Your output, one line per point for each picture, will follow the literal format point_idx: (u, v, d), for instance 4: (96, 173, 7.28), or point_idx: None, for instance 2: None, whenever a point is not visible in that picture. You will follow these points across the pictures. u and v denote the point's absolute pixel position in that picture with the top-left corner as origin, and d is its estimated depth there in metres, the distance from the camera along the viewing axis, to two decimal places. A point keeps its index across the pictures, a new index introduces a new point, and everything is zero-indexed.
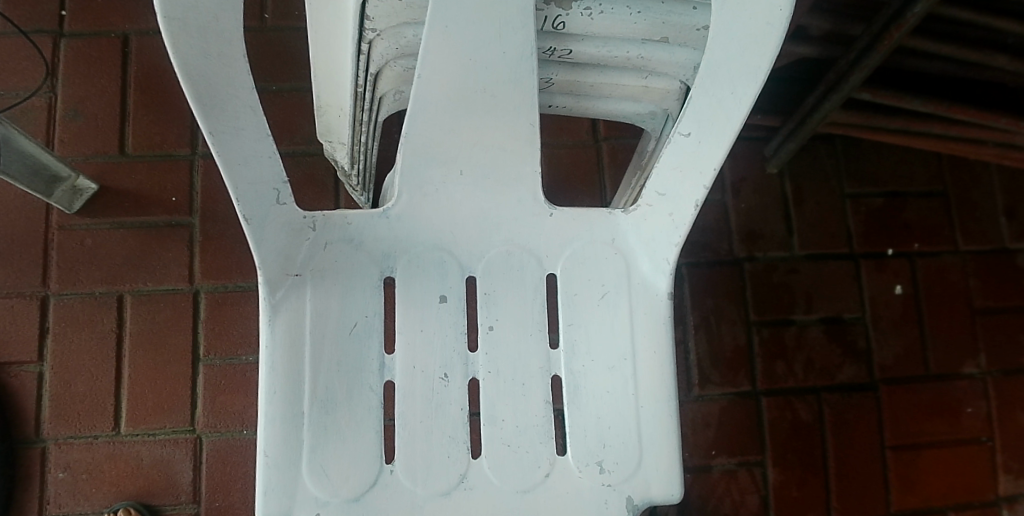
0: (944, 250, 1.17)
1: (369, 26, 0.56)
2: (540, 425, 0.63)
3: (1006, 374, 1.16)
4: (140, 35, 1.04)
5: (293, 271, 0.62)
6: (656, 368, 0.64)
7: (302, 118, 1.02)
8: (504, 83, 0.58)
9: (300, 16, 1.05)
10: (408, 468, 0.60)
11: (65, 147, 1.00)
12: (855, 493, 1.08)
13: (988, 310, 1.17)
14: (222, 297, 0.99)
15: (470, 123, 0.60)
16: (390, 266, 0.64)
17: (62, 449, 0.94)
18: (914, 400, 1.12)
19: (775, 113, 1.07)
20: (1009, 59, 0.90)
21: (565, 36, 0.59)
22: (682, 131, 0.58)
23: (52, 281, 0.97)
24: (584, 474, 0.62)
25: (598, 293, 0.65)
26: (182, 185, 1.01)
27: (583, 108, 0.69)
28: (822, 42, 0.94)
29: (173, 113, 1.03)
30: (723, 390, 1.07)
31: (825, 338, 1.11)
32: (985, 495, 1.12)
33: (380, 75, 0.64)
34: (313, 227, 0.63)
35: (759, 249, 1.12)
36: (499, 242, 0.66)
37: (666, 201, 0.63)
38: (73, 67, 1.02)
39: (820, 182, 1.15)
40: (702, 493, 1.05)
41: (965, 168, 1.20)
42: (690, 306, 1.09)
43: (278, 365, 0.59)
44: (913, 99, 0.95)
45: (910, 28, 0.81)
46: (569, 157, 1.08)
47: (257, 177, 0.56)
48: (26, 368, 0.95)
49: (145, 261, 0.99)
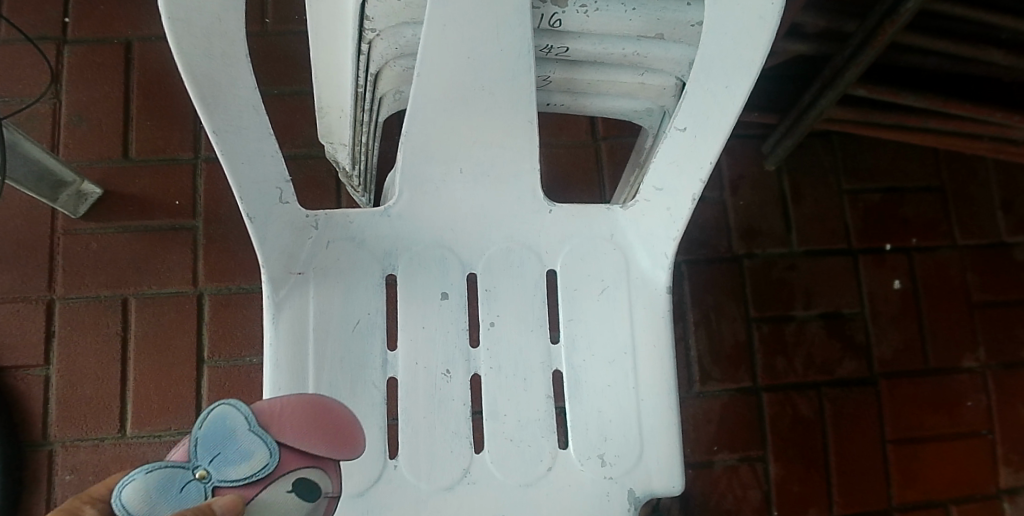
0: (942, 245, 1.18)
1: (368, 26, 0.57)
2: (542, 420, 0.63)
3: (1006, 367, 1.16)
4: (143, 41, 1.05)
5: (297, 269, 0.62)
6: (656, 361, 0.65)
7: (303, 121, 1.03)
8: (501, 82, 0.59)
9: (299, 20, 1.06)
10: (413, 464, 0.61)
11: (70, 152, 1.01)
12: (856, 487, 1.09)
13: (987, 303, 1.18)
14: (226, 298, 1.00)
15: (469, 122, 0.61)
16: (392, 264, 0.65)
17: (69, 451, 0.95)
18: (914, 393, 1.13)
19: (773, 110, 1.08)
20: (1004, 52, 0.91)
21: (562, 34, 0.60)
22: (678, 126, 0.59)
23: (58, 284, 0.98)
24: (586, 467, 0.63)
25: (597, 288, 0.66)
26: (186, 189, 1.02)
27: (581, 106, 0.70)
28: (818, 38, 0.95)
29: (176, 117, 1.04)
30: (723, 386, 1.08)
31: (825, 333, 1.12)
32: (986, 488, 1.12)
33: (379, 75, 0.65)
34: (316, 226, 0.63)
35: (758, 246, 1.12)
36: (499, 239, 0.67)
37: (664, 196, 0.64)
38: (77, 73, 1.03)
39: (818, 179, 1.16)
40: (704, 489, 1.05)
41: (962, 163, 1.21)
42: (690, 303, 1.09)
43: (282, 362, 0.60)
44: (908, 95, 0.96)
45: (904, 24, 0.82)
46: (569, 157, 1.09)
47: (261, 177, 0.57)
48: (32, 371, 0.96)
49: (150, 264, 1.00)
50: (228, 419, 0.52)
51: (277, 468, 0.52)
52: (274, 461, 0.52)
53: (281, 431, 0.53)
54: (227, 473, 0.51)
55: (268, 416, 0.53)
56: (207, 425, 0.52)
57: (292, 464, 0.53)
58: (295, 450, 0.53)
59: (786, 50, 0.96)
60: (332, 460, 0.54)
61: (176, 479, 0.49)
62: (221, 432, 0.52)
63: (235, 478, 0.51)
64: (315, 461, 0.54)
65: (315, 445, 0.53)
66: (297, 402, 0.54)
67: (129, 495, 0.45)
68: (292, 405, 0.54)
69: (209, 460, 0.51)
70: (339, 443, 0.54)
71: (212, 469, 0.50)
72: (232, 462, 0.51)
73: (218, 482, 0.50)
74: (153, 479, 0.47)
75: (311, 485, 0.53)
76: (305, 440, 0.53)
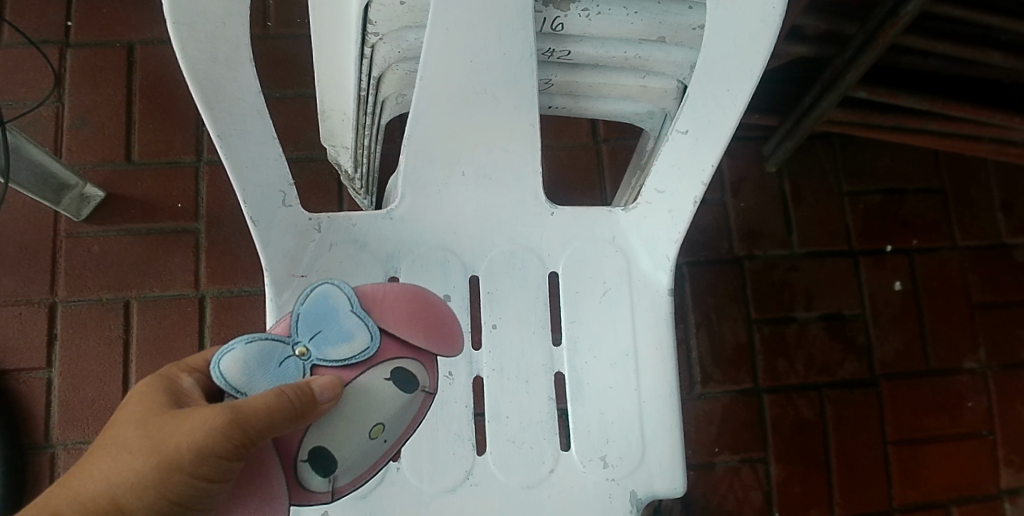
0: (943, 246, 1.18)
1: (372, 30, 0.58)
2: (544, 421, 0.64)
3: (1007, 368, 1.16)
4: (145, 44, 1.05)
5: (300, 273, 0.62)
6: (658, 363, 0.65)
7: (305, 124, 1.04)
8: (505, 84, 0.60)
9: (301, 23, 1.06)
10: (415, 465, 0.61)
11: (72, 155, 1.01)
12: (857, 488, 1.09)
13: (988, 304, 1.18)
14: (228, 301, 1.00)
15: (472, 125, 0.62)
16: (395, 267, 0.65)
17: (71, 454, 0.95)
18: (915, 394, 1.13)
19: (773, 113, 1.08)
20: (1004, 55, 0.91)
21: (563, 37, 0.60)
22: (680, 129, 0.60)
23: (61, 287, 0.98)
24: (588, 468, 0.63)
25: (599, 290, 0.66)
26: (188, 191, 1.02)
27: (582, 109, 0.70)
28: (818, 41, 0.95)
29: (178, 120, 1.04)
30: (725, 387, 1.08)
31: (826, 335, 1.12)
32: (988, 489, 1.12)
33: (382, 78, 0.65)
34: (319, 229, 0.63)
35: (759, 247, 1.12)
36: (501, 242, 0.66)
37: (665, 199, 0.64)
38: (80, 76, 1.03)
39: (818, 181, 1.16)
40: (705, 491, 1.05)
41: (962, 165, 1.21)
42: (691, 304, 1.09)
43: None
44: (908, 97, 0.97)
45: (905, 26, 0.82)
46: (570, 159, 1.09)
47: (264, 180, 0.57)
48: (34, 374, 0.96)
49: (152, 267, 1.00)
50: (330, 298, 0.52)
51: (376, 354, 0.52)
52: (375, 345, 0.52)
53: (383, 317, 0.54)
54: (328, 352, 0.50)
55: (369, 300, 0.54)
56: (308, 302, 0.52)
57: (391, 353, 0.53)
58: (395, 339, 0.54)
59: (787, 52, 0.96)
60: (432, 354, 0.55)
61: (276, 352, 0.48)
62: (323, 310, 0.52)
63: (334, 359, 0.50)
64: (412, 353, 0.54)
65: (416, 336, 0.54)
66: (400, 292, 0.55)
67: (229, 363, 0.45)
68: (393, 295, 0.55)
69: (309, 338, 0.50)
70: (440, 339, 0.55)
71: (312, 347, 0.50)
72: (332, 341, 0.51)
73: (318, 360, 0.50)
74: (254, 349, 0.47)
75: (410, 377, 0.53)
76: (405, 330, 0.54)
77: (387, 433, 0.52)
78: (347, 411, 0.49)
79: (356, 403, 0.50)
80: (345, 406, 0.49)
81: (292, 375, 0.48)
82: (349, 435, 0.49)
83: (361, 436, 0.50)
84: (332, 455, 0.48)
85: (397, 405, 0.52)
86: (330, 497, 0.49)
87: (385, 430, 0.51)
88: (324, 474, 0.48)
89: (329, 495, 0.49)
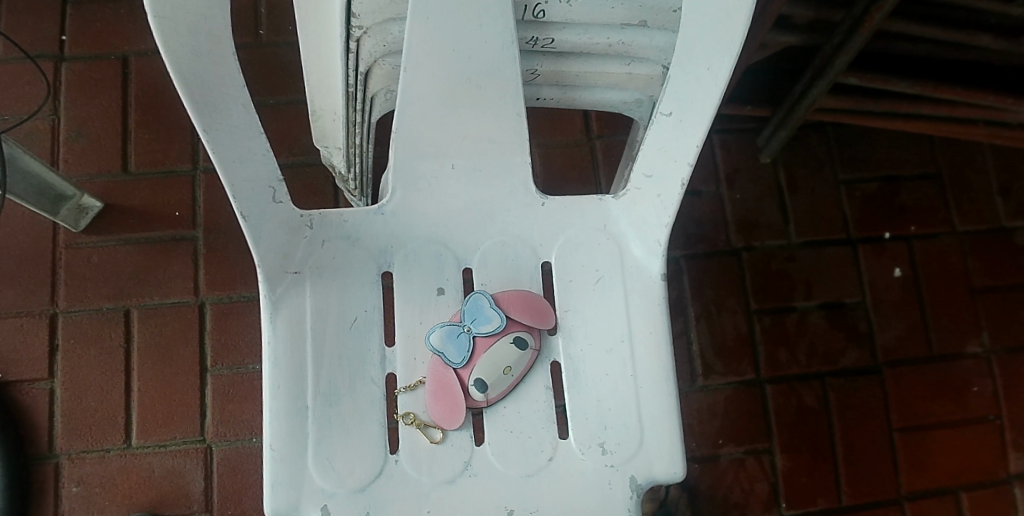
0: (942, 232, 1.18)
1: (356, 23, 0.59)
2: (542, 411, 0.63)
3: (1010, 351, 1.15)
4: (140, 56, 1.07)
5: (292, 269, 0.63)
6: (654, 349, 0.64)
7: (299, 128, 1.04)
8: (488, 74, 0.60)
9: (292, 31, 1.08)
10: (413, 458, 0.61)
11: (69, 167, 1.02)
12: (864, 476, 1.08)
13: (989, 289, 1.17)
14: (229, 306, 1.01)
15: (457, 116, 0.63)
16: (388, 261, 0.66)
17: (74, 464, 0.95)
18: (918, 381, 1.12)
19: (764, 103, 1.08)
20: (992, 37, 0.92)
21: (546, 25, 0.61)
22: (664, 111, 0.60)
23: (61, 297, 0.99)
24: (586, 455, 0.62)
25: (592, 279, 0.67)
26: (185, 200, 1.03)
27: (570, 100, 0.71)
28: (806, 30, 0.95)
29: (174, 129, 1.05)
30: (727, 379, 1.07)
31: (826, 324, 1.12)
32: (996, 474, 1.11)
33: (370, 74, 0.66)
34: (310, 225, 0.64)
35: (756, 238, 1.12)
36: (493, 234, 0.67)
37: (654, 182, 0.64)
38: (75, 90, 1.04)
39: (812, 169, 1.17)
40: (711, 483, 1.05)
41: (957, 150, 1.21)
42: (690, 297, 1.09)
43: (280, 360, 0.60)
44: (899, 82, 0.97)
45: (891, 8, 0.81)
46: (564, 155, 1.10)
47: (253, 176, 0.58)
48: (37, 385, 0.96)
49: (152, 276, 1.00)
50: (480, 299, 0.63)
51: (504, 327, 0.63)
52: (502, 323, 0.62)
53: (508, 308, 0.63)
54: (479, 328, 0.62)
55: (502, 300, 0.64)
56: (470, 302, 0.63)
57: (513, 326, 0.63)
58: (512, 319, 0.63)
59: (776, 42, 0.96)
60: (536, 328, 0.64)
61: (455, 332, 0.62)
62: (478, 305, 0.63)
63: (484, 331, 0.62)
64: (524, 328, 0.63)
65: (518, 315, 0.63)
66: (517, 292, 0.64)
67: (435, 341, 0.62)
68: (514, 294, 0.64)
69: (472, 320, 0.63)
70: (535, 313, 0.64)
71: (474, 326, 0.62)
72: (481, 320, 0.63)
73: (476, 333, 0.62)
74: (444, 328, 0.62)
75: (522, 339, 0.62)
76: (518, 313, 0.63)
77: (513, 370, 0.62)
78: (489, 358, 0.62)
79: (492, 356, 0.62)
80: (490, 356, 0.62)
81: (461, 349, 0.62)
82: (487, 371, 0.61)
83: (494, 374, 0.61)
84: (485, 382, 0.61)
85: (515, 353, 0.62)
86: (483, 403, 0.62)
87: (513, 368, 0.62)
88: (481, 388, 0.61)
89: (484, 402, 0.62)
